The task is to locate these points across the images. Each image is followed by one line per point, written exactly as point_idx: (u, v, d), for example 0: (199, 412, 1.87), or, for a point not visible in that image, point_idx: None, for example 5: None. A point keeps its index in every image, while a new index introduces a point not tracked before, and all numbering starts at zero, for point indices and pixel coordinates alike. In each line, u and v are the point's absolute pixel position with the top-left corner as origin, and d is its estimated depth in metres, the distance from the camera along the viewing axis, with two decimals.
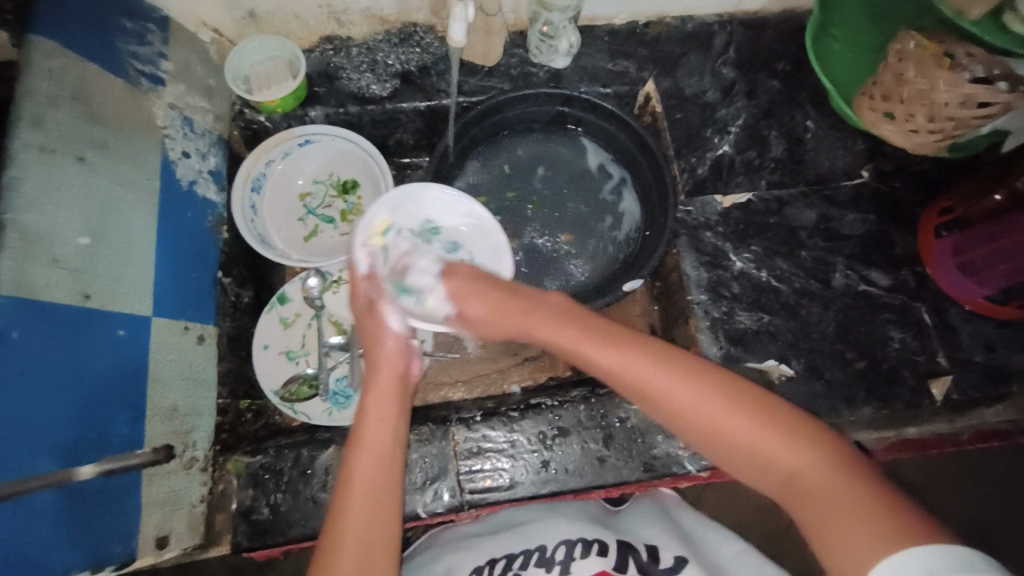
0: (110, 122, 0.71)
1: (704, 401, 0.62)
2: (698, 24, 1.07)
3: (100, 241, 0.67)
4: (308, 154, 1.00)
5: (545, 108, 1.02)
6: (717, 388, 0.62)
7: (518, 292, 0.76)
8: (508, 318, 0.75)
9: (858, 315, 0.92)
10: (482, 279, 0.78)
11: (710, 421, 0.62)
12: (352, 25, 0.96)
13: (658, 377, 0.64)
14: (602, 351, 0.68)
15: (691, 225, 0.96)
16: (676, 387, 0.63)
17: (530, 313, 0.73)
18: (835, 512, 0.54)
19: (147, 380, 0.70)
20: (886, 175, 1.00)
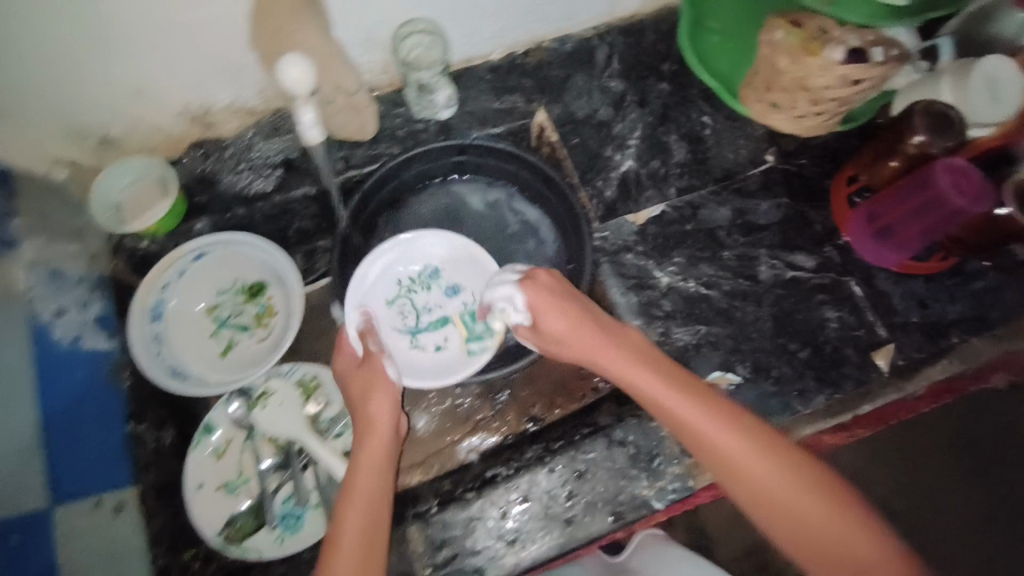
0: None
1: (736, 444, 0.62)
2: (577, 41, 1.04)
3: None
4: (206, 266, 0.94)
5: (440, 162, 0.99)
6: (757, 436, 0.62)
7: (599, 315, 0.72)
8: (628, 364, 0.68)
9: (792, 303, 0.91)
10: (594, 315, 0.71)
11: (737, 460, 0.61)
12: (219, 124, 0.91)
13: (727, 441, 0.62)
14: (642, 378, 0.67)
15: (611, 250, 0.94)
16: (706, 423, 0.63)
17: (609, 346, 0.69)
18: None
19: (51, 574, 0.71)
20: (791, 154, 0.99)
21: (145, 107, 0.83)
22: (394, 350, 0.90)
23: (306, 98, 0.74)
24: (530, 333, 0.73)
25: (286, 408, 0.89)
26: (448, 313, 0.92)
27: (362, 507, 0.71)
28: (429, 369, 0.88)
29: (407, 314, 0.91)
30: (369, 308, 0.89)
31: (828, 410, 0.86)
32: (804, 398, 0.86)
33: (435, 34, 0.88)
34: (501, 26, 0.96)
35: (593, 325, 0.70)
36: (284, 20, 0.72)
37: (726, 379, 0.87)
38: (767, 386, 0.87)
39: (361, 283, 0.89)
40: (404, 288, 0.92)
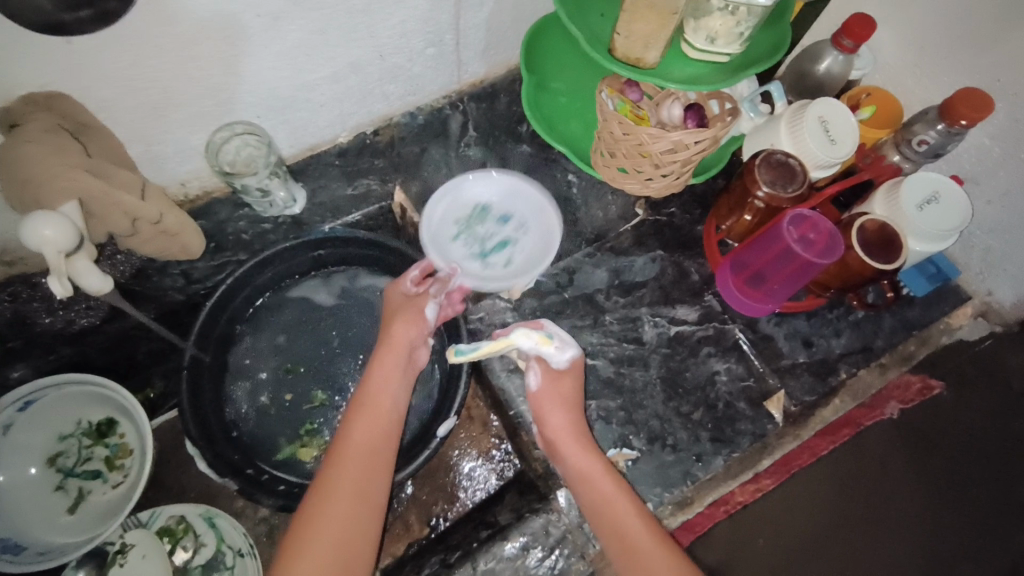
0: None
1: (644, 531, 0.72)
2: (428, 113, 0.99)
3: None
4: (35, 415, 0.82)
5: (297, 259, 0.93)
6: (661, 539, 0.72)
7: (575, 405, 0.81)
8: (587, 449, 0.78)
9: (680, 361, 0.88)
10: (572, 397, 0.81)
11: (641, 550, 0.71)
12: (22, 259, 0.76)
13: (637, 529, 0.72)
14: (572, 452, 0.78)
15: (489, 331, 0.89)
16: (625, 506, 0.74)
17: (577, 438, 0.79)
18: None
19: None
20: (660, 205, 0.98)
21: None
22: (474, 276, 0.91)
23: (63, 260, 0.60)
24: (549, 391, 0.81)
25: (151, 560, 0.80)
26: (506, 233, 0.94)
27: (351, 476, 0.73)
28: (505, 281, 0.90)
29: (473, 242, 0.93)
30: (445, 242, 0.92)
31: (728, 471, 0.83)
32: (704, 463, 0.82)
33: (257, 135, 0.80)
34: (337, 112, 0.88)
35: (578, 409, 0.81)
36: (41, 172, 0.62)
37: (623, 455, 0.83)
38: (665, 455, 0.83)
39: (435, 216, 0.92)
40: (461, 220, 0.93)
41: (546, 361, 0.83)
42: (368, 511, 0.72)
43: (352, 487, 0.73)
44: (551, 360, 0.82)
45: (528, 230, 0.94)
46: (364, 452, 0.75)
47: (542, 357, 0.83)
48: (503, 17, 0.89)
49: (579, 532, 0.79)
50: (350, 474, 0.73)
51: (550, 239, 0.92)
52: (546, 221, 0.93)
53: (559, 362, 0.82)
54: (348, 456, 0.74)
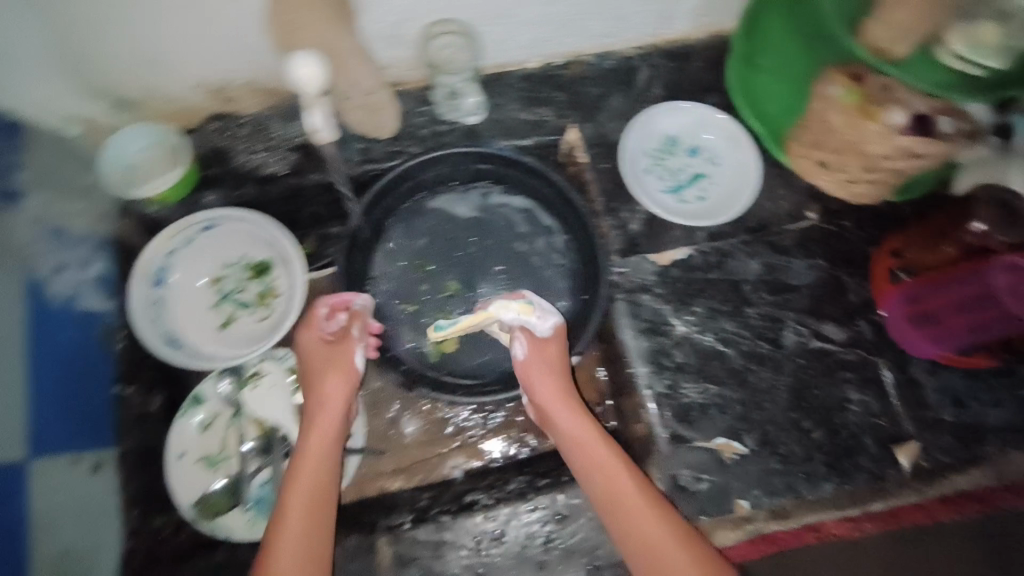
0: None
1: (647, 517, 0.71)
2: (617, 60, 0.94)
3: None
4: (214, 237, 0.91)
5: (461, 168, 0.94)
6: (673, 522, 0.71)
7: (563, 372, 0.80)
8: (593, 441, 0.76)
9: (813, 376, 0.84)
10: (559, 369, 0.80)
11: (652, 539, 0.69)
12: (238, 100, 0.86)
13: (650, 528, 0.70)
14: (565, 416, 0.78)
15: (627, 288, 0.88)
16: (632, 496, 0.72)
17: (566, 405, 0.79)
18: None
19: (26, 530, 0.67)
20: (835, 214, 0.90)
21: (161, 75, 0.79)
22: (670, 209, 0.90)
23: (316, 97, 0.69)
24: (536, 360, 0.80)
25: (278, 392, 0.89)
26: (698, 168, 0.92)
27: (318, 477, 0.74)
28: (704, 216, 0.90)
29: (666, 176, 0.92)
30: (638, 175, 0.91)
31: (834, 500, 0.79)
32: (810, 483, 0.79)
33: (467, 38, 0.82)
34: (538, 35, 0.86)
35: (567, 385, 0.80)
36: (299, 24, 0.68)
37: (730, 448, 0.81)
38: (771, 463, 0.80)
39: (629, 147, 0.92)
40: (650, 153, 0.92)
41: (530, 329, 0.82)
42: (324, 512, 0.72)
43: (313, 486, 0.73)
44: (535, 327, 0.81)
45: (719, 164, 0.92)
46: (313, 460, 0.75)
47: (526, 327, 0.82)
48: None
49: None
50: (307, 472, 0.74)
51: (752, 177, 0.90)
52: (742, 155, 0.91)
53: (543, 329, 0.81)
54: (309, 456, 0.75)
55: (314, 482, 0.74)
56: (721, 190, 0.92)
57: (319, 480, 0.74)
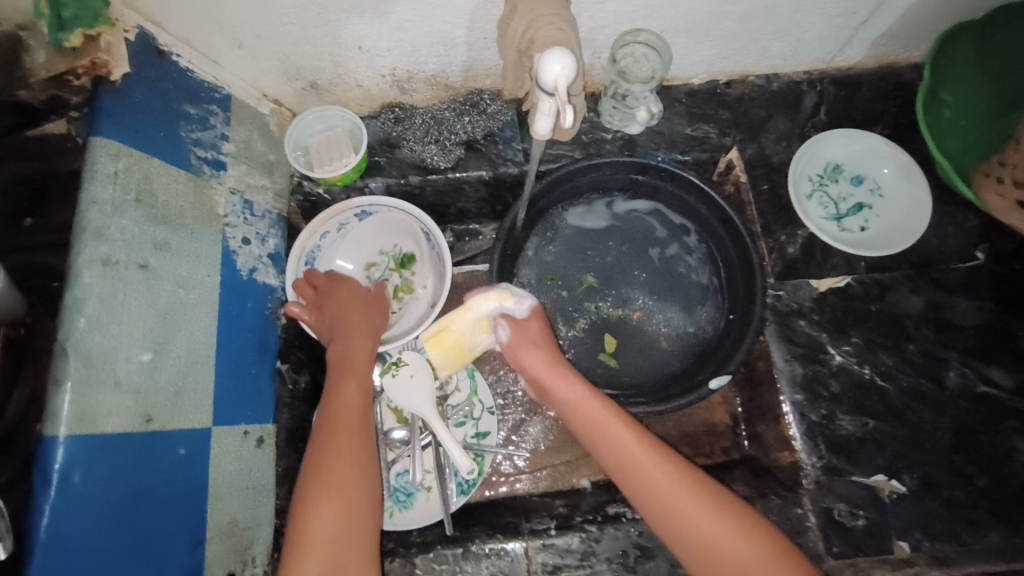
0: (172, 219, 0.68)
1: (676, 486, 0.68)
2: (785, 82, 0.98)
3: (162, 355, 0.63)
4: (366, 225, 0.93)
5: (617, 176, 0.95)
6: (699, 484, 0.68)
7: (551, 346, 0.81)
8: (595, 411, 0.75)
9: (978, 421, 0.81)
10: (541, 341, 0.82)
11: (679, 506, 0.67)
12: (415, 92, 0.90)
13: (687, 501, 0.67)
14: (558, 385, 0.78)
15: (782, 311, 0.87)
16: (653, 460, 0.70)
17: (558, 372, 0.78)
18: None
19: (209, 499, 0.66)
20: (1006, 256, 0.89)
21: (356, 62, 0.83)
22: (831, 234, 0.90)
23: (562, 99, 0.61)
24: (517, 337, 0.81)
25: (417, 381, 0.84)
26: (863, 199, 0.93)
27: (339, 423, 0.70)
28: (865, 245, 0.89)
29: (828, 203, 0.92)
30: (800, 197, 0.92)
31: (1002, 552, 0.75)
32: (975, 531, 0.76)
33: (656, 49, 0.84)
34: (715, 52, 0.91)
35: (556, 357, 0.80)
36: (550, 22, 0.66)
37: (889, 485, 0.78)
38: (934, 506, 0.77)
39: (797, 169, 0.93)
40: (817, 178, 0.94)
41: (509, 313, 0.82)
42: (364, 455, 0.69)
43: (349, 427, 0.70)
44: (513, 311, 0.82)
45: (884, 197, 0.93)
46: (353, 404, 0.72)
47: (505, 311, 0.82)
48: (928, 9, 0.85)
49: (820, 537, 0.75)
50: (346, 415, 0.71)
51: (918, 212, 0.90)
52: (910, 190, 0.91)
53: (520, 312, 0.82)
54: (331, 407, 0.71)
55: (354, 426, 0.70)
56: (883, 222, 0.91)
57: (355, 419, 0.71)
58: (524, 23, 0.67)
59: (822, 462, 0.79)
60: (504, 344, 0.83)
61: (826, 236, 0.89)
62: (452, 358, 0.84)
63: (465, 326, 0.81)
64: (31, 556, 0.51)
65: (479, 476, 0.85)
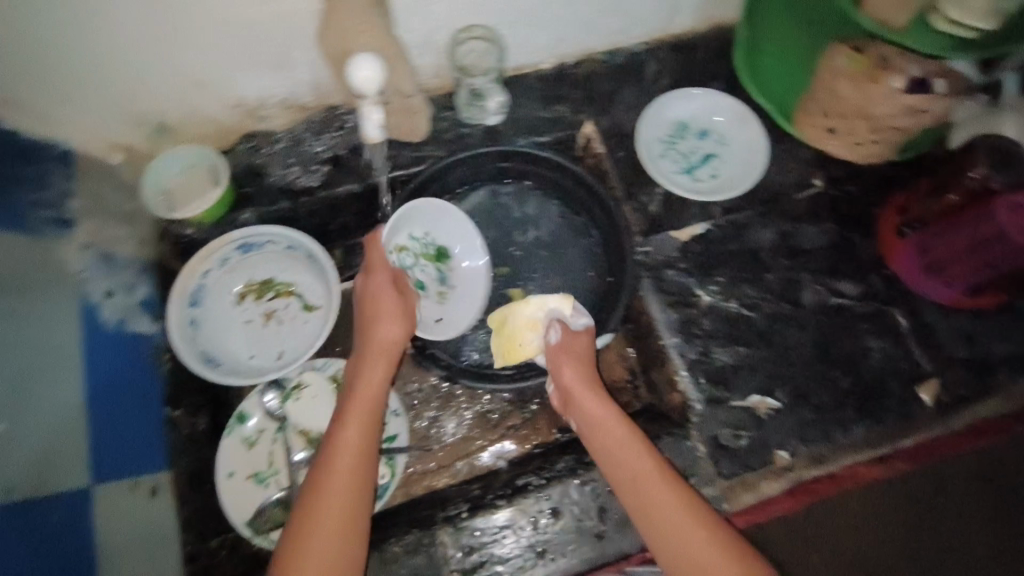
0: (15, 288, 0.72)
1: (647, 465, 0.74)
2: (625, 57, 1.02)
3: (21, 423, 0.70)
4: (246, 255, 0.95)
5: (483, 168, 0.99)
6: (700, 516, 0.71)
7: (574, 345, 0.86)
8: (588, 399, 0.81)
9: (835, 330, 0.90)
10: (578, 341, 0.86)
11: (647, 479, 0.73)
12: (271, 117, 0.90)
13: (653, 475, 0.73)
14: (568, 372, 0.83)
15: (653, 265, 0.94)
16: (631, 455, 0.75)
17: (589, 392, 0.82)
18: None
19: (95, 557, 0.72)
20: (840, 180, 0.96)
21: (201, 97, 0.82)
22: (686, 189, 0.96)
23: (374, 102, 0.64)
24: (567, 345, 0.85)
25: (319, 401, 0.94)
26: (711, 150, 0.99)
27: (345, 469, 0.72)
28: (717, 190, 0.96)
29: (680, 159, 0.98)
30: (653, 159, 0.97)
31: (865, 442, 0.86)
32: (844, 428, 0.85)
33: (493, 41, 0.87)
34: (555, 36, 0.94)
35: (569, 352, 0.85)
36: (370, 29, 0.68)
37: (765, 404, 0.87)
38: (805, 413, 0.86)
39: (646, 132, 0.98)
40: (665, 139, 0.99)
41: (567, 323, 0.88)
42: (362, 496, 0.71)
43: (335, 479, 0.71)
44: (570, 322, 0.88)
45: (729, 145, 0.99)
46: (352, 452, 0.73)
47: (561, 320, 0.89)
48: None
49: (709, 463, 0.84)
50: (339, 481, 0.71)
51: (759, 152, 0.97)
52: (749, 134, 0.98)
53: (577, 326, 0.88)
54: (339, 456, 0.72)
55: (349, 484, 0.71)
56: (731, 168, 0.98)
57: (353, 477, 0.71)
58: (343, 34, 0.70)
59: (704, 395, 0.87)
60: (551, 345, 0.86)
61: (682, 189, 0.95)
62: (508, 351, 0.92)
63: (519, 320, 0.91)
64: None
65: (392, 479, 0.89)
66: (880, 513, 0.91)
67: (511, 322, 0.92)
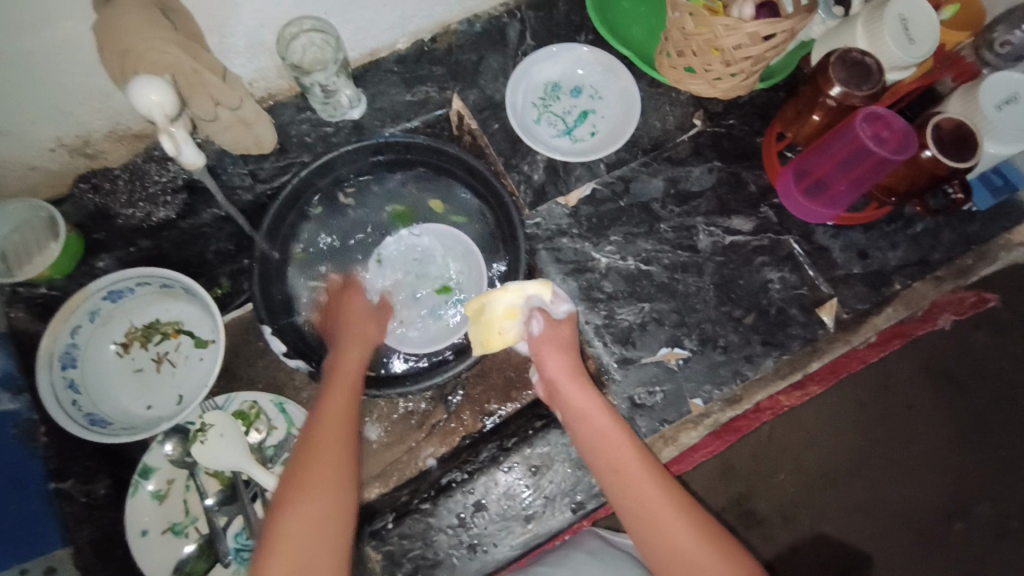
0: None
1: (620, 445, 0.71)
2: (486, 21, 0.96)
3: None
4: (118, 302, 0.88)
5: (356, 164, 0.92)
6: (668, 490, 0.68)
7: (559, 327, 0.80)
8: (567, 378, 0.76)
9: (733, 269, 0.89)
10: (560, 325, 0.80)
11: (621, 461, 0.70)
12: (104, 153, 0.82)
13: (623, 451, 0.70)
14: (551, 354, 0.78)
15: (545, 236, 0.90)
16: (609, 433, 0.72)
17: (576, 380, 0.76)
18: (681, 549, 0.64)
19: None
20: (718, 115, 0.95)
21: (7, 144, 0.74)
22: (566, 151, 0.93)
23: (167, 125, 0.59)
24: (551, 335, 0.79)
25: (227, 439, 0.83)
26: (585, 106, 0.96)
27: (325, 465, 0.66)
28: (597, 147, 0.94)
29: (556, 121, 0.95)
30: (529, 124, 0.94)
31: (778, 372, 0.86)
32: (753, 363, 0.85)
33: (325, 32, 0.80)
34: (398, 14, 0.88)
35: (557, 330, 0.79)
36: (152, 45, 0.60)
37: (674, 354, 0.85)
38: (715, 356, 0.85)
39: (516, 96, 0.94)
40: (540, 104, 0.96)
41: (547, 310, 0.80)
42: (347, 501, 0.65)
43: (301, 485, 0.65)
44: (551, 310, 0.81)
45: (604, 99, 0.97)
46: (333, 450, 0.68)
47: (543, 307, 0.80)
48: None
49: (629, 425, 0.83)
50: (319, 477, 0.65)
51: (632, 101, 0.95)
52: (621, 84, 0.96)
53: (558, 313, 0.81)
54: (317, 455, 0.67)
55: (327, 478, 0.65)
56: (608, 122, 0.96)
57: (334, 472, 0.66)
58: (119, 54, 0.61)
59: (617, 357, 0.85)
60: (533, 336, 0.79)
61: (562, 152, 0.93)
62: (485, 340, 0.81)
63: (496, 308, 0.80)
64: None
65: None
66: (816, 424, 1.03)
67: (490, 311, 0.80)
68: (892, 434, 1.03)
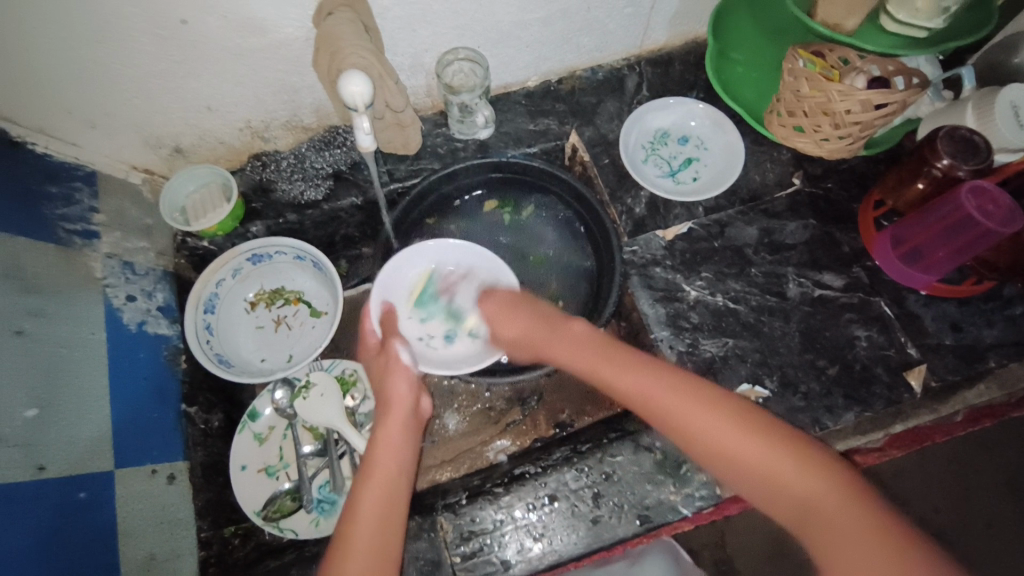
0: (76, 281, 0.80)
1: (697, 408, 0.65)
2: (607, 71, 1.08)
3: (90, 397, 0.76)
4: (257, 265, 1.01)
5: (476, 177, 1.04)
6: (777, 438, 0.63)
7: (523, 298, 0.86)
8: (573, 346, 0.77)
9: (820, 320, 0.92)
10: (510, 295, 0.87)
11: (697, 426, 0.65)
12: (276, 139, 0.98)
13: (702, 418, 0.65)
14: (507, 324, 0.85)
15: (640, 263, 0.96)
16: (685, 403, 0.66)
17: (550, 332, 0.80)
18: (831, 525, 0.56)
19: (155, 525, 0.77)
20: (817, 178, 1.00)
21: (210, 121, 0.90)
22: (671, 190, 1.01)
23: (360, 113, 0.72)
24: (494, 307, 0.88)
25: (325, 398, 0.91)
26: (691, 154, 1.04)
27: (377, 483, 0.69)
28: (697, 189, 1.01)
29: (663, 163, 1.04)
30: (637, 163, 1.03)
31: (858, 428, 0.86)
32: (834, 415, 0.86)
33: (477, 61, 0.94)
34: (536, 56, 1.01)
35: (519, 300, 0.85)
36: (356, 50, 0.74)
37: (754, 392, 0.87)
38: (796, 401, 0.87)
39: (629, 137, 1.04)
40: (651, 147, 1.05)
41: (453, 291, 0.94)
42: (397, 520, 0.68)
43: (381, 499, 0.68)
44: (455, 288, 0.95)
45: (708, 150, 1.05)
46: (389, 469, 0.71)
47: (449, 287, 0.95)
48: None
49: None
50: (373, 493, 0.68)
51: (736, 154, 1.02)
52: (726, 138, 1.04)
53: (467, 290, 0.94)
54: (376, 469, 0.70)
55: (380, 494, 0.68)
56: (709, 170, 1.03)
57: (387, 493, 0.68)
58: (330, 58, 0.76)
59: None
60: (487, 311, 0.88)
61: (665, 190, 1.00)
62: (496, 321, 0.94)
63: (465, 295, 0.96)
64: (66, 537, 0.67)
65: None
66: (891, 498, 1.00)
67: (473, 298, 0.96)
68: (973, 523, 0.99)
